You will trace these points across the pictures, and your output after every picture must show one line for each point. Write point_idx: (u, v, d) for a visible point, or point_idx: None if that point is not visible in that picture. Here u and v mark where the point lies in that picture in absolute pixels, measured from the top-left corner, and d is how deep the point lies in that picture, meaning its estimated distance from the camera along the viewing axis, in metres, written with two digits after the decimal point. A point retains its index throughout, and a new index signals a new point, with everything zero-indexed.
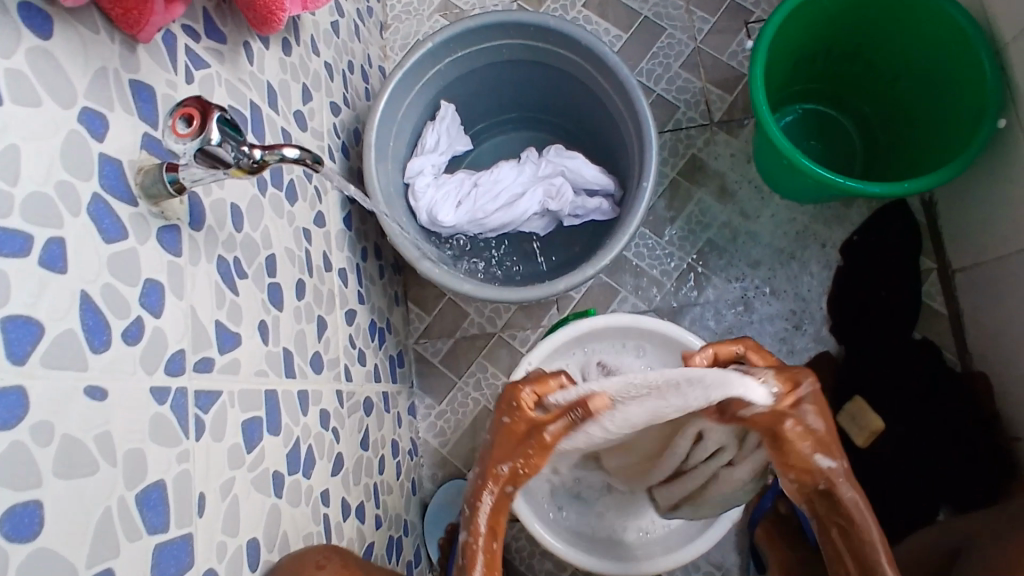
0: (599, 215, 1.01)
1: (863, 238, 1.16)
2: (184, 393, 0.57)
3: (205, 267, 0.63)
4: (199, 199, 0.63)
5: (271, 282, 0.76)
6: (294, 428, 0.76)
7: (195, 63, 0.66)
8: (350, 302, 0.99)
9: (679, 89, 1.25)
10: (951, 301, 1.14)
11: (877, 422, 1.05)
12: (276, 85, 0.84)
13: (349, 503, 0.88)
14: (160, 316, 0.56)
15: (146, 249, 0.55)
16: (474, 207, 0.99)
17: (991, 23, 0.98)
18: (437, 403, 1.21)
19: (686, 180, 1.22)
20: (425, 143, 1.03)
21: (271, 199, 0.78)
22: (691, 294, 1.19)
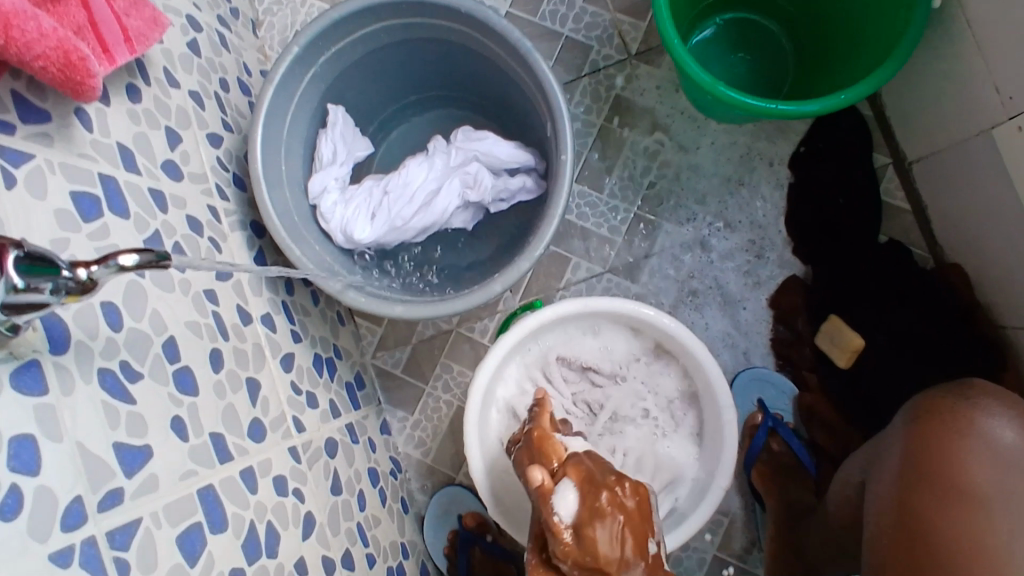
0: (526, 193, 0.94)
1: (811, 146, 1.10)
2: (95, 541, 0.52)
3: (87, 390, 0.55)
4: (58, 316, 0.55)
5: (178, 368, 0.68)
6: (245, 513, 0.70)
7: (12, 160, 0.56)
8: (285, 346, 0.92)
9: (588, 26, 1.14)
10: (911, 193, 1.08)
11: (857, 339, 1.03)
12: (129, 143, 0.74)
13: (332, 558, 0.84)
14: (40, 473, 0.49)
15: (1, 404, 0.48)
16: (391, 216, 0.91)
17: None
18: (410, 413, 1.16)
19: (616, 125, 1.13)
20: (322, 156, 0.93)
21: (155, 276, 0.70)
22: (644, 245, 1.12)
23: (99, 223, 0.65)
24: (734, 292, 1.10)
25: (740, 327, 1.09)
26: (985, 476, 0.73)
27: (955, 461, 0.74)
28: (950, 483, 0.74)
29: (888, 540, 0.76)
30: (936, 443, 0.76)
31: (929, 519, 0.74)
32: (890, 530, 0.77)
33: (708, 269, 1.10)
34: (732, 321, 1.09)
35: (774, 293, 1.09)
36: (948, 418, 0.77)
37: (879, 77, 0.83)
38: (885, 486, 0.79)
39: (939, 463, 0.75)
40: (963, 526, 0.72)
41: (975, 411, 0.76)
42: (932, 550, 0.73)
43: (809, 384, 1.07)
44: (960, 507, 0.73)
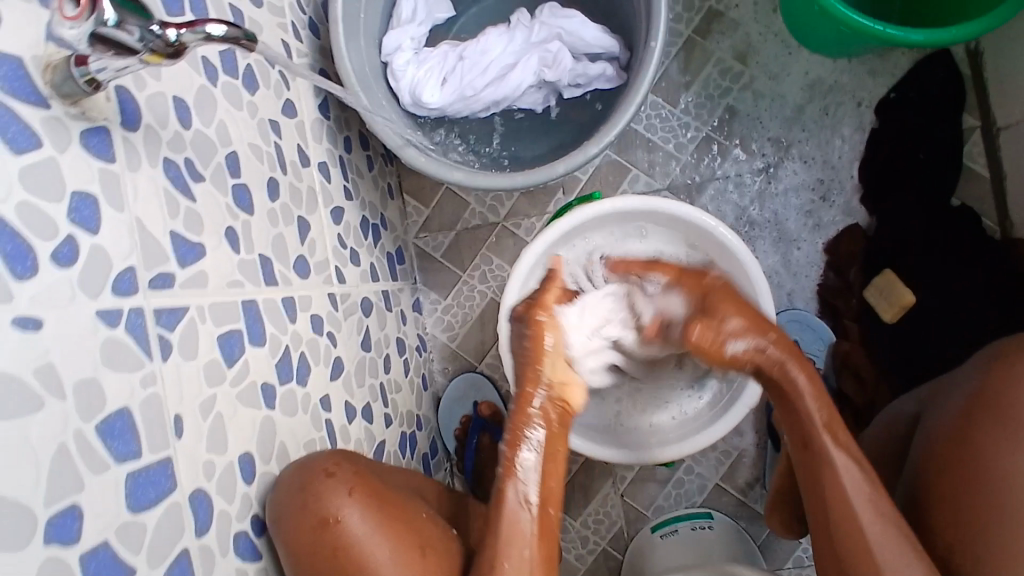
0: (603, 82, 0.91)
1: (902, 94, 1.04)
2: (142, 313, 0.52)
3: (148, 173, 0.56)
4: (130, 94, 0.55)
5: (236, 184, 0.69)
6: (281, 337, 0.72)
7: None
8: (336, 199, 0.92)
9: None
10: (999, 160, 1.03)
11: (909, 296, 0.99)
12: None
13: (354, 406, 0.86)
14: (98, 233, 0.49)
15: (69, 158, 0.48)
16: (463, 84, 0.88)
17: None
18: (443, 298, 1.17)
19: (703, 38, 1.08)
20: (400, 13, 0.91)
21: (225, 88, 0.69)
22: (709, 167, 1.08)
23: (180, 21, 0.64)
24: (791, 231, 1.07)
25: (790, 267, 1.07)
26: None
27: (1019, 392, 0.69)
28: (1011, 418, 0.69)
29: (937, 466, 0.73)
30: (1005, 375, 0.71)
31: (979, 449, 0.70)
32: (939, 456, 0.73)
33: (770, 202, 1.07)
34: (783, 259, 1.07)
35: (832, 239, 1.06)
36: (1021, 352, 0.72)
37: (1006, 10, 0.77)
38: (942, 415, 0.75)
39: (1005, 393, 0.70)
40: (1019, 462, 0.67)
41: None
42: (980, 478, 0.69)
43: (848, 335, 1.05)
44: (1009, 440, 0.68)
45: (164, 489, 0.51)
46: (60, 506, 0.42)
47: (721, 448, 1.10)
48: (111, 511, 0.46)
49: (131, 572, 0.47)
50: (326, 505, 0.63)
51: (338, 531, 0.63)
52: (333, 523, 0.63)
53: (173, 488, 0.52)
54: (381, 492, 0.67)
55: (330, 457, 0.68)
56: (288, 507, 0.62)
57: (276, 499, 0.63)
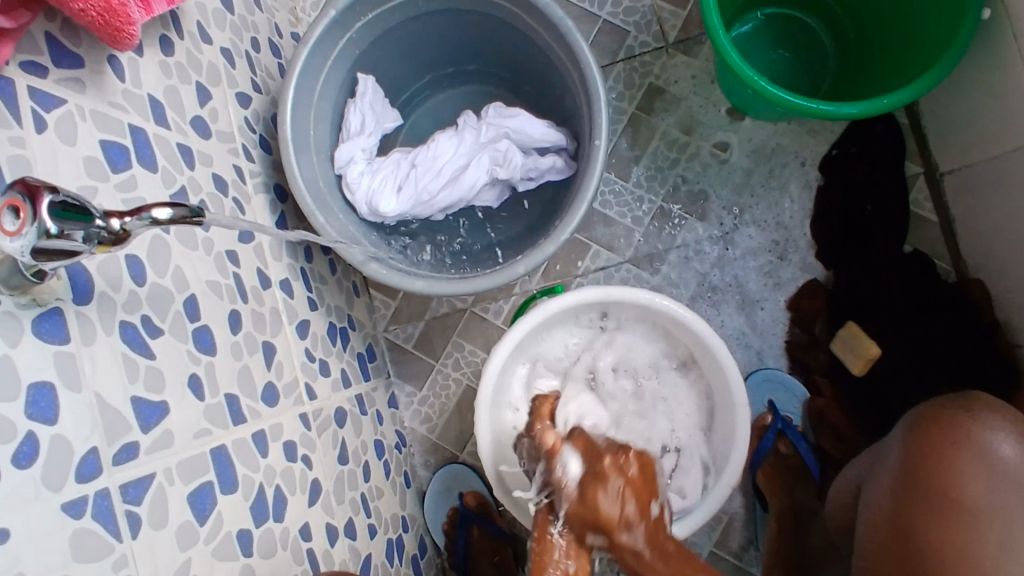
0: (555, 173, 0.93)
1: (843, 150, 1.08)
2: (108, 493, 0.51)
3: (106, 341, 0.55)
4: (82, 266, 0.54)
5: (197, 327, 0.68)
6: (254, 475, 0.70)
7: (43, 104, 0.56)
8: (301, 313, 0.92)
9: (627, 10, 1.12)
10: (942, 206, 1.06)
11: (874, 348, 1.01)
12: (160, 95, 0.73)
13: (336, 526, 0.84)
14: (57, 422, 0.49)
15: (22, 350, 0.48)
16: (418, 190, 0.90)
17: None
18: (418, 389, 1.16)
19: (647, 114, 1.12)
20: (349, 126, 0.93)
21: (179, 232, 0.69)
22: (667, 238, 1.11)
23: (127, 174, 0.64)
24: (753, 291, 1.09)
25: (756, 326, 1.09)
26: (982, 492, 0.73)
27: (951, 473, 0.74)
28: (946, 498, 0.73)
29: (881, 545, 0.76)
30: (936, 455, 0.76)
31: (917, 530, 0.73)
32: (883, 534, 0.76)
33: (730, 267, 1.09)
34: (749, 320, 1.09)
35: (793, 295, 1.08)
36: (949, 434, 0.76)
37: (923, 85, 0.81)
38: (880, 493, 0.79)
39: (943, 478, 0.74)
40: (959, 538, 0.71)
41: (977, 426, 0.75)
42: (918, 555, 0.72)
43: (821, 389, 1.06)
44: (950, 517, 0.72)
45: None
46: None
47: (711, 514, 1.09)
48: None
49: None
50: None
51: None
52: None
53: None
54: None
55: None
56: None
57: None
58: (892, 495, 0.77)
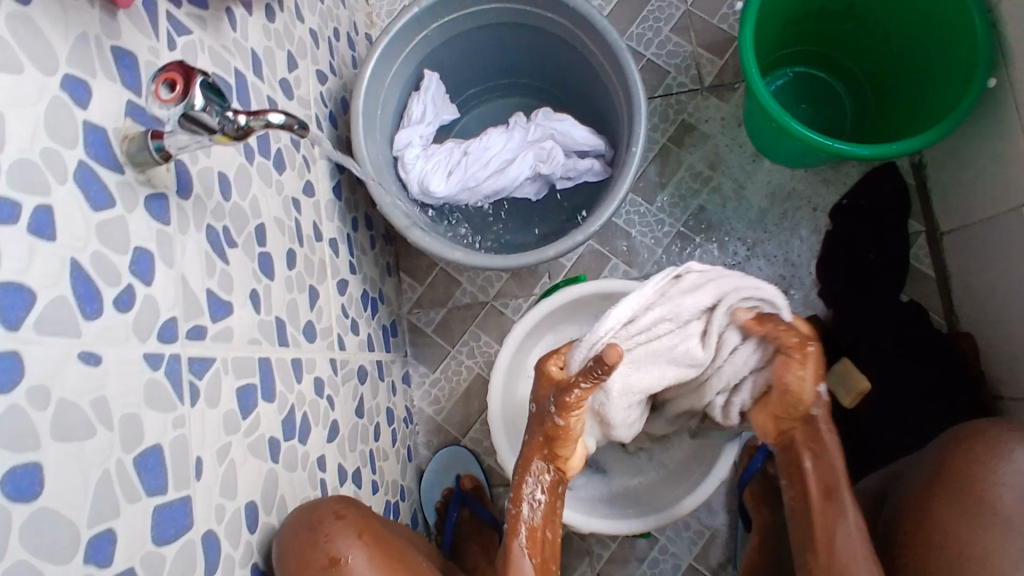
0: (592, 175, 1.01)
1: (853, 201, 1.17)
2: (178, 358, 0.58)
3: (194, 236, 0.63)
4: (185, 167, 0.63)
5: (262, 252, 0.76)
6: (288, 395, 0.77)
7: (176, 29, 0.65)
8: (342, 272, 0.99)
9: (669, 53, 1.24)
10: (939, 263, 1.14)
11: (865, 382, 1.06)
12: (260, 51, 0.82)
13: (346, 468, 0.89)
14: (151, 284, 0.56)
15: (135, 217, 0.55)
16: (466, 175, 0.99)
17: None
18: (431, 371, 1.21)
19: (677, 146, 1.22)
20: (411, 113, 1.02)
21: (259, 167, 0.78)
22: (682, 260, 1.19)
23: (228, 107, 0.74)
24: None
25: None
26: (1010, 500, 0.76)
27: (978, 477, 0.78)
28: (976, 499, 0.77)
29: (906, 537, 0.80)
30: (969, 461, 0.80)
31: (944, 526, 0.77)
32: (908, 529, 0.80)
33: None
34: None
35: None
36: (981, 441, 0.80)
37: (935, 133, 0.89)
38: (911, 491, 0.83)
39: (971, 479, 0.78)
40: (978, 536, 0.75)
41: (1007, 438, 0.80)
42: (940, 546, 0.76)
43: None
44: (975, 517, 0.76)
45: (183, 524, 0.55)
46: (100, 528, 0.47)
47: (694, 527, 1.13)
48: (138, 540, 0.51)
49: None
50: (335, 545, 0.65)
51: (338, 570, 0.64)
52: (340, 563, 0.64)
53: (190, 525, 0.56)
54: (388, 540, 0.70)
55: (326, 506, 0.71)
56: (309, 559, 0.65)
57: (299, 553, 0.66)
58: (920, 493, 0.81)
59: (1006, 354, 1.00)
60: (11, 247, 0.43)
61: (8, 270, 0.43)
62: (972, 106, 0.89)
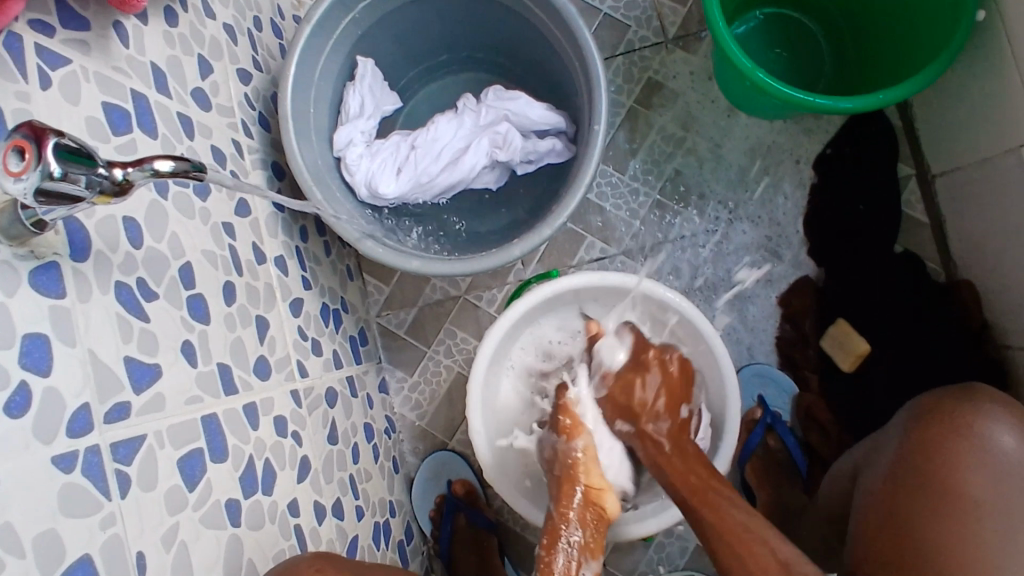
0: (554, 156, 0.93)
1: (837, 150, 1.09)
2: (98, 450, 0.50)
3: (100, 300, 0.55)
4: (80, 222, 0.54)
5: (192, 294, 0.68)
6: (244, 446, 0.70)
7: (49, 61, 0.56)
8: (295, 291, 0.91)
9: (627, 5, 1.13)
10: (932, 207, 1.08)
11: (863, 346, 1.03)
12: (162, 64, 0.72)
13: (323, 504, 0.84)
14: (50, 374, 0.48)
15: (18, 300, 0.47)
16: (417, 171, 0.90)
17: None
18: (409, 375, 1.15)
19: (645, 108, 1.13)
20: (348, 108, 0.92)
21: (177, 199, 0.69)
22: (662, 231, 1.12)
23: (128, 138, 0.64)
24: (746, 287, 1.10)
25: (747, 321, 1.10)
26: (979, 485, 0.74)
27: (947, 463, 0.76)
28: (946, 487, 0.74)
29: (877, 534, 0.76)
30: (946, 445, 0.77)
31: (913, 519, 0.74)
32: (883, 526, 0.76)
33: (724, 261, 1.10)
34: (739, 316, 1.10)
35: (783, 292, 1.09)
36: (947, 424, 0.78)
37: (925, 78, 0.82)
38: (879, 479, 0.80)
39: (938, 464, 0.76)
40: (952, 529, 0.72)
41: (975, 416, 0.78)
42: (911, 543, 0.73)
43: (810, 386, 1.07)
44: (944, 507, 0.73)
45: None
46: None
47: None
48: None
49: None
50: None
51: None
52: None
53: None
54: None
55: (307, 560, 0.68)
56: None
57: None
58: (889, 481, 0.79)
59: (1009, 300, 0.95)
60: None
61: None
62: (963, 45, 0.81)
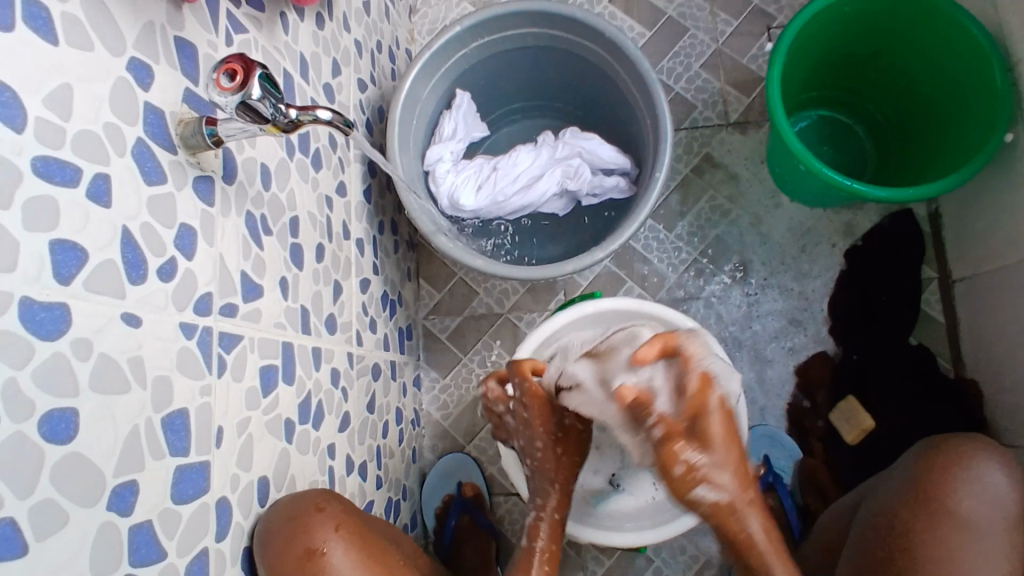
0: (617, 193, 1.05)
1: (869, 244, 1.17)
2: (210, 332, 0.61)
3: (234, 220, 0.67)
4: (232, 155, 0.67)
5: (294, 242, 0.80)
6: (307, 380, 0.80)
7: (234, 28, 0.70)
8: (365, 271, 1.03)
9: (698, 88, 1.27)
10: (951, 310, 1.15)
11: (869, 421, 1.09)
12: (308, 56, 0.88)
13: (353, 460, 0.92)
14: (192, 259, 0.59)
15: (182, 196, 0.59)
16: (495, 189, 1.03)
17: (1006, 42, 0.98)
18: (442, 377, 1.24)
19: (698, 178, 1.25)
20: (442, 130, 1.07)
21: (298, 162, 0.82)
22: (696, 287, 1.21)
23: None
24: (767, 352, 1.18)
25: (763, 384, 1.17)
26: (972, 506, 0.78)
27: (950, 482, 0.80)
28: (943, 505, 0.79)
29: (880, 544, 0.81)
30: (940, 468, 0.82)
31: (913, 529, 0.79)
32: (884, 529, 0.82)
33: (751, 325, 1.19)
34: (757, 378, 1.17)
35: (803, 363, 1.16)
36: (951, 453, 0.82)
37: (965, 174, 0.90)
38: (886, 497, 0.85)
39: (933, 481, 0.81)
40: (945, 539, 0.77)
41: (974, 449, 0.82)
42: (909, 549, 0.78)
43: (814, 454, 1.13)
44: (937, 520, 0.78)
45: (201, 487, 0.58)
46: (125, 478, 0.49)
47: (689, 552, 1.14)
48: (158, 495, 0.53)
49: (162, 554, 0.53)
50: (313, 537, 0.66)
51: (324, 561, 0.66)
52: (319, 555, 0.66)
53: (206, 489, 0.58)
54: (368, 538, 0.71)
55: (296, 520, 0.67)
56: (275, 535, 0.65)
57: (265, 520, 0.66)
58: (894, 501, 0.83)
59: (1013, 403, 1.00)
60: (70, 209, 0.46)
61: (66, 229, 0.46)
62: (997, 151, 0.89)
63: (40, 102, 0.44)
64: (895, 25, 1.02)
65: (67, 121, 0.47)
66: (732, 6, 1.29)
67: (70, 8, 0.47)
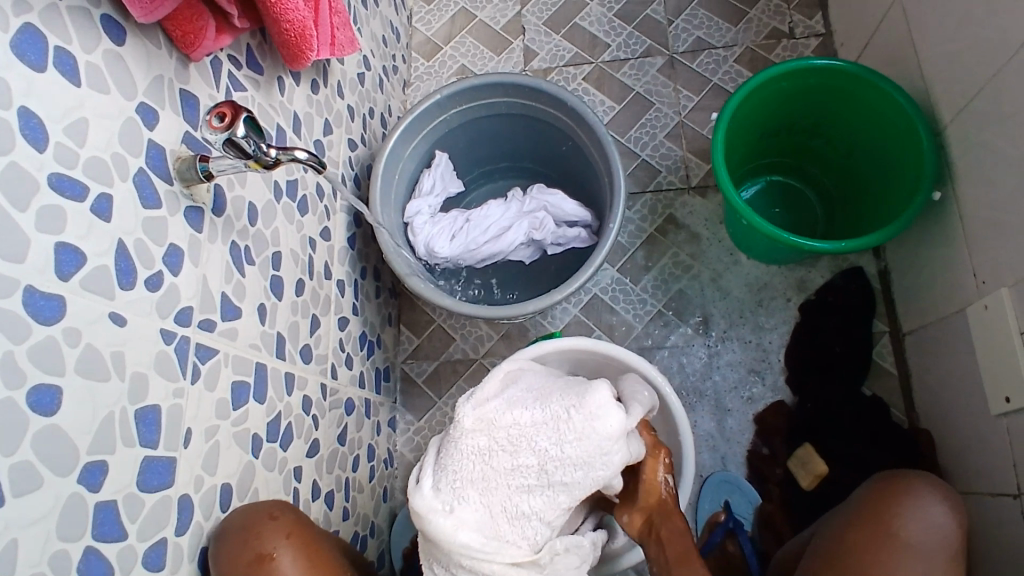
0: (578, 242, 1.15)
1: (821, 298, 1.25)
2: (188, 341, 0.68)
3: (219, 248, 0.75)
4: (222, 191, 0.76)
5: (275, 275, 0.88)
6: (278, 402, 0.86)
7: (234, 85, 0.81)
8: (345, 311, 1.11)
9: (662, 155, 1.39)
10: (901, 362, 1.20)
11: (823, 467, 1.12)
12: (302, 115, 0.99)
13: (320, 487, 0.96)
14: (177, 275, 0.67)
15: (174, 221, 0.67)
16: (467, 239, 1.12)
17: (933, 105, 1.06)
18: (416, 419, 1.29)
19: (662, 236, 1.34)
20: (422, 186, 1.17)
21: (285, 205, 0.91)
22: (660, 337, 1.28)
23: None
24: (727, 401, 1.23)
25: (724, 432, 1.22)
26: (914, 530, 0.80)
27: (892, 509, 0.82)
28: (885, 529, 0.81)
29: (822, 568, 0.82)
30: (881, 496, 0.84)
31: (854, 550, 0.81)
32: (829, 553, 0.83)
33: (712, 373, 1.25)
34: (718, 425, 1.22)
35: (761, 411, 1.22)
36: (896, 482, 0.85)
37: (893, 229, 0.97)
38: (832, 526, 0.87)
39: (876, 508, 0.83)
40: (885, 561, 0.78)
41: (918, 480, 0.85)
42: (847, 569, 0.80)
43: (772, 498, 1.16)
44: (879, 544, 0.80)
45: (165, 480, 0.63)
46: (97, 457, 0.55)
47: None
48: (126, 479, 0.58)
49: (124, 534, 0.58)
50: (265, 542, 0.71)
51: (271, 567, 0.70)
52: (268, 560, 0.70)
53: (170, 483, 0.64)
54: (313, 544, 0.75)
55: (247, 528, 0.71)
56: (233, 532, 0.70)
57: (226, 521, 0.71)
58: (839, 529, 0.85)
59: (958, 448, 1.04)
60: (76, 218, 0.55)
61: (71, 234, 0.54)
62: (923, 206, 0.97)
63: (61, 130, 0.54)
64: (832, 95, 1.12)
65: (81, 147, 0.56)
66: (694, 84, 1.42)
67: (92, 57, 0.58)
